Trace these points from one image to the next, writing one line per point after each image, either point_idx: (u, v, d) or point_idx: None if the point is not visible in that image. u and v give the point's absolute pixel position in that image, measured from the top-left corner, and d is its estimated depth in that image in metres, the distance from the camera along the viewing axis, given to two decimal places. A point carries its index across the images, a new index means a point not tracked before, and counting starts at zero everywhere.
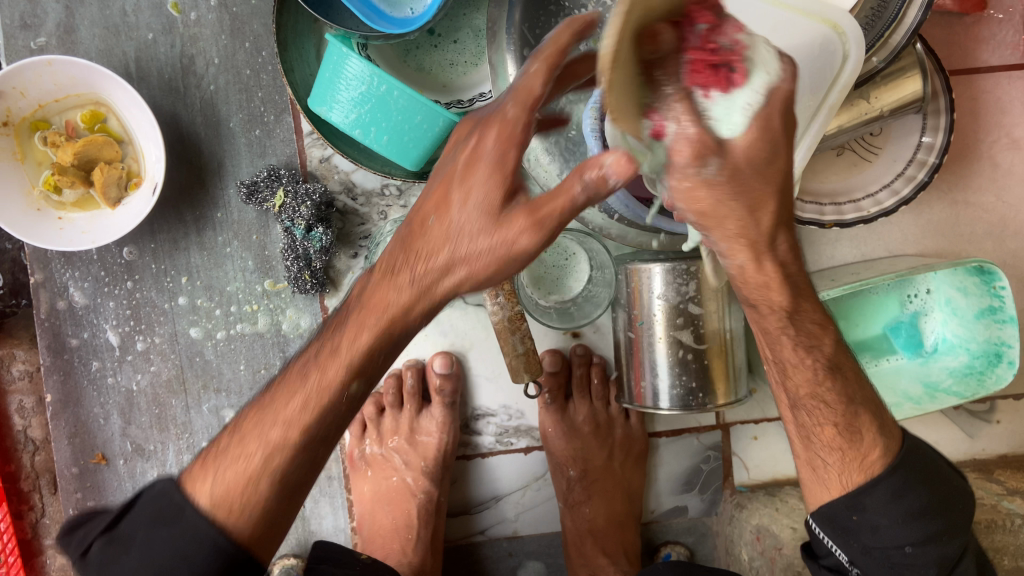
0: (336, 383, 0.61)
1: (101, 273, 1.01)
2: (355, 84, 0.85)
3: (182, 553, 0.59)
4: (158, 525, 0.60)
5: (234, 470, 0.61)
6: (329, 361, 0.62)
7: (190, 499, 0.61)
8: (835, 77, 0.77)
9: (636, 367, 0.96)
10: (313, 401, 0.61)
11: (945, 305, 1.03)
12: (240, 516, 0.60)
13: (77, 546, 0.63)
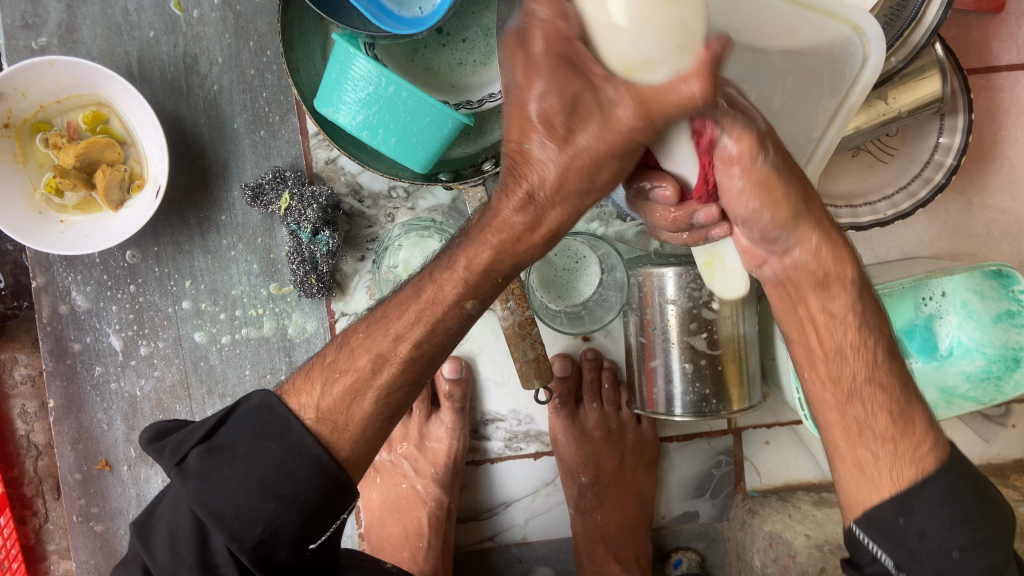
0: (451, 300, 0.65)
1: (103, 277, 0.99)
2: (361, 84, 0.83)
3: (291, 468, 0.63)
4: (264, 438, 0.64)
5: (345, 382, 0.67)
6: (447, 276, 0.65)
7: (295, 416, 0.66)
8: (855, 78, 0.75)
9: (648, 373, 0.94)
10: (425, 317, 0.66)
11: (960, 308, 1.01)
12: (348, 436, 0.66)
13: (171, 456, 0.65)
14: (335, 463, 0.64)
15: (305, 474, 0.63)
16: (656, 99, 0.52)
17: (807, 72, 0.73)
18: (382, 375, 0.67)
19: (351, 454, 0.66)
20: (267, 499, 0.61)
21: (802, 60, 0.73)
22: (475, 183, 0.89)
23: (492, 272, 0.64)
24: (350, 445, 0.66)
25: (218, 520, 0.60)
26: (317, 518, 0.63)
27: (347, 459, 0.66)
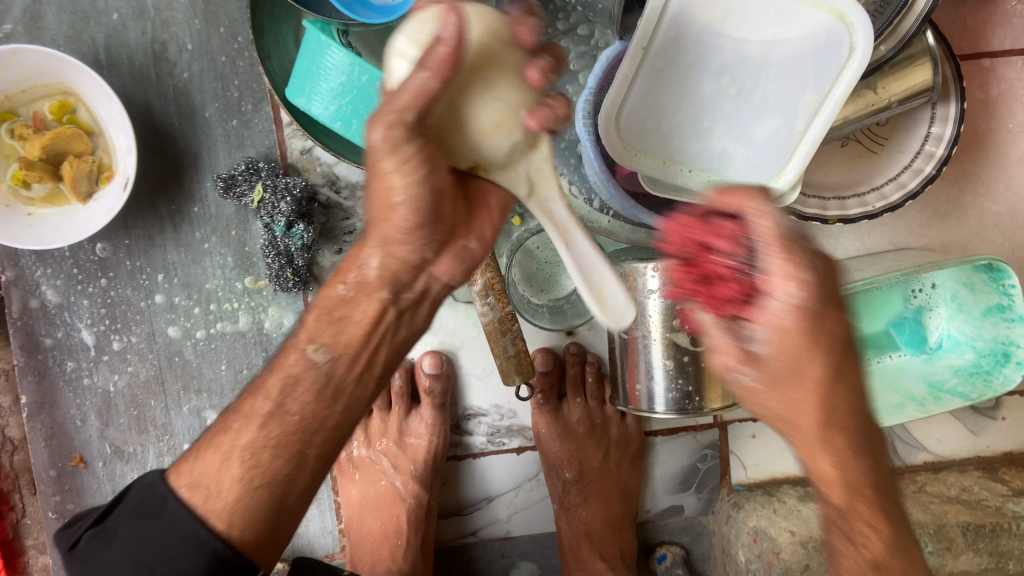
0: (295, 343, 0.66)
1: (74, 270, 0.97)
2: (335, 74, 0.81)
3: (168, 549, 0.62)
4: (141, 517, 0.64)
5: (211, 453, 0.65)
6: (314, 316, 0.66)
7: (171, 492, 0.65)
8: (841, 70, 0.72)
9: (631, 368, 0.93)
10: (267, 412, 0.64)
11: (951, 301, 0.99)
12: (219, 506, 0.63)
13: (66, 541, 0.67)
14: (214, 539, 0.62)
15: (184, 552, 0.62)
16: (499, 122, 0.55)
17: (792, 61, 0.71)
18: (248, 436, 0.64)
19: (231, 526, 0.63)
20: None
21: (786, 51, 0.71)
22: None
23: (331, 314, 0.65)
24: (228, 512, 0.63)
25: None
26: None
27: (230, 534, 0.63)
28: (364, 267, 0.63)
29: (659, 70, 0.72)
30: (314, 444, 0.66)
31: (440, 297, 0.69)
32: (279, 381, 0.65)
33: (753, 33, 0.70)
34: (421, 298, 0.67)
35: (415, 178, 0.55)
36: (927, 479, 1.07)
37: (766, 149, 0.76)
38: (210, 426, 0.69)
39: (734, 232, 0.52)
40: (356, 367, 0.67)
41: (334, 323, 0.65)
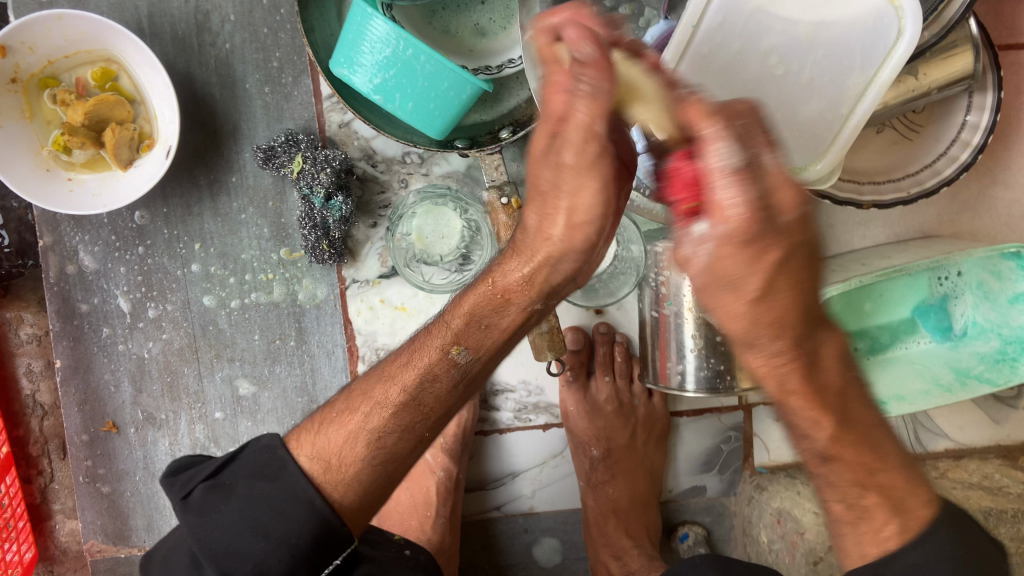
0: (438, 346, 0.66)
1: (112, 237, 0.98)
2: (379, 47, 0.83)
3: (281, 510, 0.64)
4: (260, 479, 0.66)
5: (340, 429, 0.67)
6: (438, 329, 0.67)
7: (293, 458, 0.67)
8: (886, 53, 0.72)
9: (663, 348, 0.94)
10: (417, 366, 0.67)
11: (976, 288, 0.99)
12: (337, 479, 0.66)
13: (176, 492, 0.68)
14: (320, 503, 0.64)
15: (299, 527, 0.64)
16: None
17: (840, 43, 0.72)
18: (360, 414, 0.67)
19: (341, 493, 0.66)
20: (257, 541, 0.63)
21: (832, 34, 0.71)
22: (491, 151, 0.91)
23: (476, 318, 0.64)
24: (336, 476, 0.66)
25: (213, 558, 0.63)
26: (307, 562, 0.64)
27: (338, 501, 0.65)
28: (516, 271, 0.61)
29: (706, 53, 0.73)
30: (435, 427, 0.68)
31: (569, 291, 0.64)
32: (416, 371, 0.67)
33: (800, 15, 0.70)
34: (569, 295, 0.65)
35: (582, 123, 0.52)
36: (949, 466, 1.08)
37: (807, 133, 0.77)
38: (337, 396, 0.71)
39: (692, 165, 0.48)
40: (495, 358, 0.67)
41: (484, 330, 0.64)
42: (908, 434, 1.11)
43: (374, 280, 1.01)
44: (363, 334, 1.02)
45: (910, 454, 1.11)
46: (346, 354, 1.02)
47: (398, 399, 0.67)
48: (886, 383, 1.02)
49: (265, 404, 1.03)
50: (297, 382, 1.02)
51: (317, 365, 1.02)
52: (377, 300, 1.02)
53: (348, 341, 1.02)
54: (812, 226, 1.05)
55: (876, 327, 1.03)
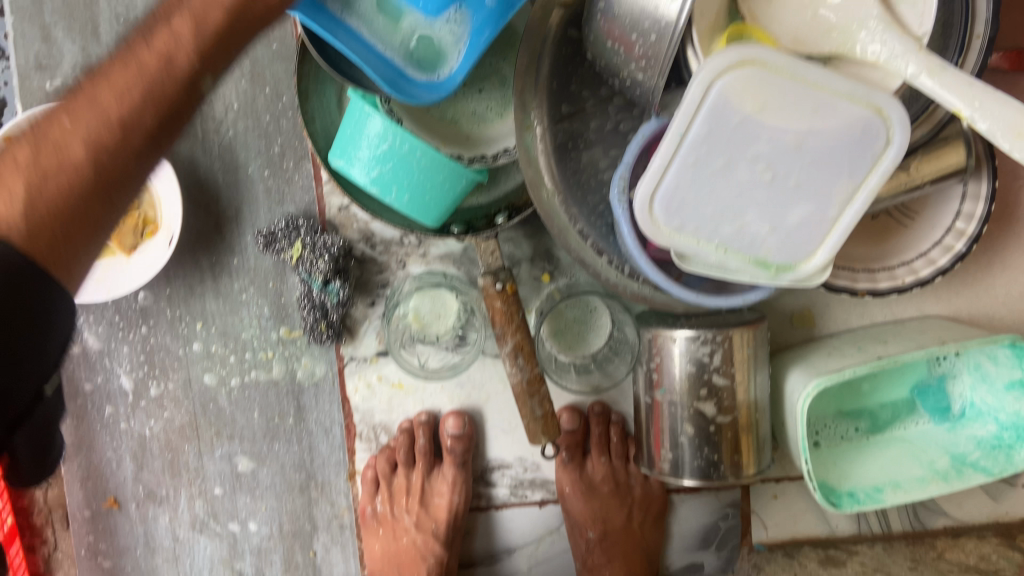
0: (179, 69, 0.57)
1: (116, 318, 0.99)
2: (375, 142, 0.85)
3: None
4: None
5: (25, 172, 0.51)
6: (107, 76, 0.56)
7: None
8: (874, 161, 0.73)
9: (656, 432, 0.93)
10: (147, 83, 0.55)
11: (974, 371, 0.98)
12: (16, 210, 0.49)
13: None
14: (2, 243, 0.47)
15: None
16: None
17: (828, 151, 0.73)
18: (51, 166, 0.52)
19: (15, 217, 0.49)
20: None
21: (820, 143, 0.72)
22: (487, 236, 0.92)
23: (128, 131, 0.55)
24: (29, 217, 0.49)
25: None
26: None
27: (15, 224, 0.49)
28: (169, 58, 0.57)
29: (693, 161, 0.74)
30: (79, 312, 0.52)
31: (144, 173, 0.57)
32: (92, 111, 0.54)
33: (788, 126, 0.71)
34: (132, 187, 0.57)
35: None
36: (947, 546, 1.08)
37: (797, 234, 0.78)
38: None
39: None
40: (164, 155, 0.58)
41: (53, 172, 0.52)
42: (907, 513, 1.10)
43: (372, 358, 1.02)
44: (361, 411, 1.03)
45: (909, 531, 1.10)
46: (344, 431, 1.04)
47: (131, 115, 0.55)
48: (882, 468, 1.02)
49: (264, 480, 1.04)
50: (294, 459, 1.03)
51: (316, 443, 1.03)
52: (374, 376, 1.02)
53: (346, 418, 1.03)
54: (809, 305, 1.05)
55: (873, 406, 1.04)
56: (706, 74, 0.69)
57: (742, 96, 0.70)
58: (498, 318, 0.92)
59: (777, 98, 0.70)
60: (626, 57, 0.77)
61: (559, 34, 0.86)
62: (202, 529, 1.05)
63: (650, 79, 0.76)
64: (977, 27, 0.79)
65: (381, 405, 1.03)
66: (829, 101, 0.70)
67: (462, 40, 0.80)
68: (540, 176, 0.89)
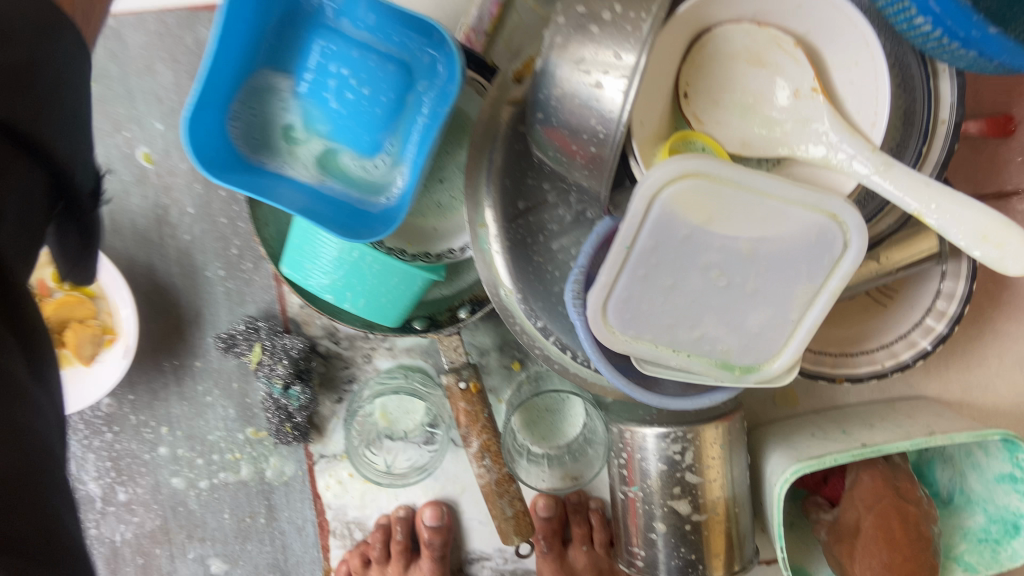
0: None
1: (81, 425, 0.98)
2: (325, 250, 0.83)
3: None
4: None
5: None
6: None
7: None
8: (834, 264, 0.70)
9: (631, 531, 0.90)
10: None
11: (964, 458, 0.97)
12: None
13: None
14: None
15: None
16: None
17: (783, 257, 0.70)
18: None
19: None
20: None
21: (775, 248, 0.69)
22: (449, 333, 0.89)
23: None
24: None
25: None
26: None
27: None
28: None
29: (643, 271, 0.71)
30: None
31: None
32: None
33: (738, 234, 0.69)
34: None
35: None
36: None
37: (759, 336, 0.75)
38: None
39: None
40: None
41: None
42: None
43: (342, 455, 1.00)
44: (333, 508, 1.01)
45: None
46: (317, 529, 1.02)
47: None
48: None
49: None
50: (269, 559, 1.02)
51: (289, 541, 1.01)
52: (345, 473, 1.00)
53: (318, 515, 1.01)
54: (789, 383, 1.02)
55: None
56: (647, 190, 0.66)
57: (687, 208, 0.67)
58: (462, 418, 0.90)
59: (724, 209, 0.68)
60: (569, 164, 0.75)
61: (510, 130, 0.84)
62: None
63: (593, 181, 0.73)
64: (942, 112, 0.75)
65: (354, 501, 1.01)
66: (780, 209, 0.68)
67: (401, 170, 0.78)
68: (497, 273, 0.86)
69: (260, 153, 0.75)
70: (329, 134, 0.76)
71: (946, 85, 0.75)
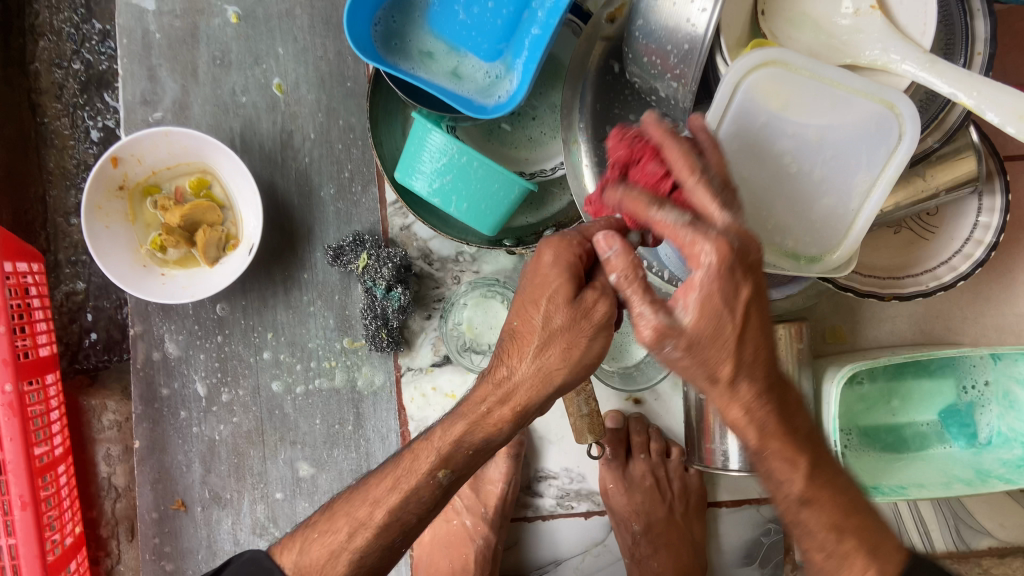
0: (424, 470, 0.75)
1: (194, 327, 1.08)
2: (437, 156, 0.93)
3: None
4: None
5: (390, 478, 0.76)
6: (423, 449, 0.75)
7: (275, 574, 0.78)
8: (890, 154, 0.82)
9: (705, 430, 0.99)
10: (400, 483, 0.76)
11: (1003, 397, 1.04)
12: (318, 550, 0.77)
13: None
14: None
15: None
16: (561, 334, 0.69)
17: (849, 144, 0.81)
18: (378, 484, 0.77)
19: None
20: None
21: (841, 136, 0.81)
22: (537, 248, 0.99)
23: (464, 443, 0.74)
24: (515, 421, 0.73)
25: None
26: None
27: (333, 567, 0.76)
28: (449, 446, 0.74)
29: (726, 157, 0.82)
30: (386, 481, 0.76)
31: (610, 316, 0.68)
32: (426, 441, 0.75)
33: (810, 120, 0.80)
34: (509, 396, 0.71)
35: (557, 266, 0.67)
36: (993, 564, 1.08)
37: (822, 226, 0.85)
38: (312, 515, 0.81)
39: None
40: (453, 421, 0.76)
41: (496, 403, 0.72)
42: (950, 531, 1.10)
43: (428, 368, 1.08)
44: (415, 420, 1.08)
45: (954, 552, 1.10)
46: (400, 439, 1.08)
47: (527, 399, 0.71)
48: (909, 474, 1.04)
49: (323, 485, 1.09)
50: (353, 465, 1.08)
51: (372, 450, 1.08)
52: (429, 387, 1.08)
53: (402, 426, 1.09)
54: (839, 322, 1.11)
55: (902, 426, 1.08)
56: (736, 74, 0.78)
57: (768, 94, 0.79)
58: None
59: (799, 96, 0.80)
60: (662, 71, 0.86)
61: (601, 62, 0.95)
62: (262, 533, 1.09)
63: (684, 87, 0.84)
64: (978, 45, 0.87)
65: (434, 414, 1.08)
66: (846, 98, 0.80)
67: (511, 77, 0.93)
68: (585, 188, 0.98)
69: (403, 55, 0.93)
70: (461, 45, 0.94)
71: (981, 23, 0.87)
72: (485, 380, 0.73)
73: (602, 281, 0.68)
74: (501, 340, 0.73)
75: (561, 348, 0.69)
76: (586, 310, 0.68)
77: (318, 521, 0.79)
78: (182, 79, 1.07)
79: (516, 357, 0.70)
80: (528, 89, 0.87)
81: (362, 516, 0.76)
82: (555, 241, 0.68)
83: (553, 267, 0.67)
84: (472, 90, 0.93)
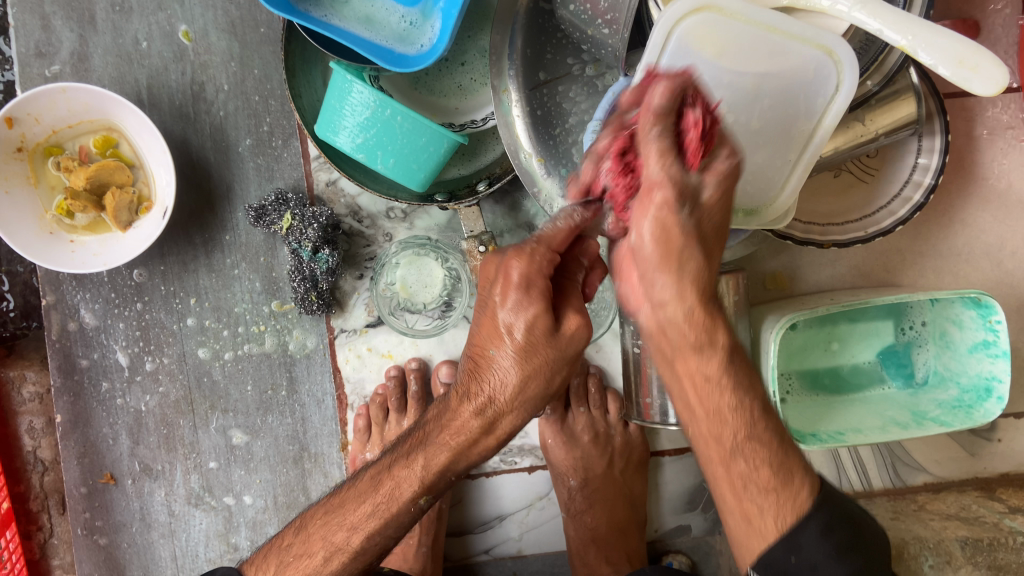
0: (406, 497, 0.74)
1: (111, 295, 1.03)
2: (359, 110, 0.87)
3: None
4: None
5: (370, 502, 0.75)
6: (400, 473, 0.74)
7: None
8: (827, 103, 0.78)
9: (644, 383, 0.97)
10: (378, 511, 0.74)
11: (939, 337, 1.04)
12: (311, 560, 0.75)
13: None
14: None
15: None
16: (530, 353, 0.67)
17: (785, 93, 0.77)
18: (362, 506, 0.75)
19: None
20: None
21: (779, 83, 0.76)
22: (469, 204, 0.93)
23: (448, 471, 0.73)
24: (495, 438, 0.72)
25: None
26: None
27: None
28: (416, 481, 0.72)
29: None
30: (367, 498, 0.75)
31: (575, 346, 0.68)
32: (417, 451, 0.74)
33: (746, 68, 0.75)
34: (491, 414, 0.70)
35: (519, 297, 0.66)
36: (927, 499, 1.10)
37: (758, 176, 0.82)
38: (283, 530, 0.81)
39: None
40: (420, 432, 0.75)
41: (477, 426, 0.70)
42: (887, 470, 1.13)
43: (361, 330, 1.04)
44: (351, 382, 1.06)
45: (890, 489, 1.13)
46: (336, 403, 1.06)
47: (506, 417, 0.70)
48: (846, 420, 1.03)
49: (258, 452, 1.06)
50: (288, 431, 1.05)
51: (308, 414, 1.05)
52: (364, 348, 1.05)
53: (337, 389, 1.06)
54: (781, 268, 1.09)
55: (842, 366, 1.09)
56: (669, 19, 0.73)
57: (703, 40, 0.74)
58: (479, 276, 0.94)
59: (733, 42, 0.75)
60: (593, 17, 0.81)
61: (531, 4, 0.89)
62: (197, 503, 1.07)
63: (615, 33, 0.80)
64: None
65: (371, 375, 1.06)
66: (784, 44, 0.74)
67: (431, 23, 0.88)
68: (518, 140, 0.93)
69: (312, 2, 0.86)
70: None
71: None
72: (461, 398, 0.72)
73: (569, 302, 0.68)
74: (471, 363, 0.71)
75: (535, 376, 0.68)
76: (541, 321, 0.66)
77: (325, 505, 0.78)
78: (79, 28, 0.99)
79: (499, 387, 0.69)
80: (449, 41, 0.82)
81: (344, 536, 0.75)
82: (527, 259, 0.65)
83: (523, 287, 0.65)
84: (390, 36, 0.88)
